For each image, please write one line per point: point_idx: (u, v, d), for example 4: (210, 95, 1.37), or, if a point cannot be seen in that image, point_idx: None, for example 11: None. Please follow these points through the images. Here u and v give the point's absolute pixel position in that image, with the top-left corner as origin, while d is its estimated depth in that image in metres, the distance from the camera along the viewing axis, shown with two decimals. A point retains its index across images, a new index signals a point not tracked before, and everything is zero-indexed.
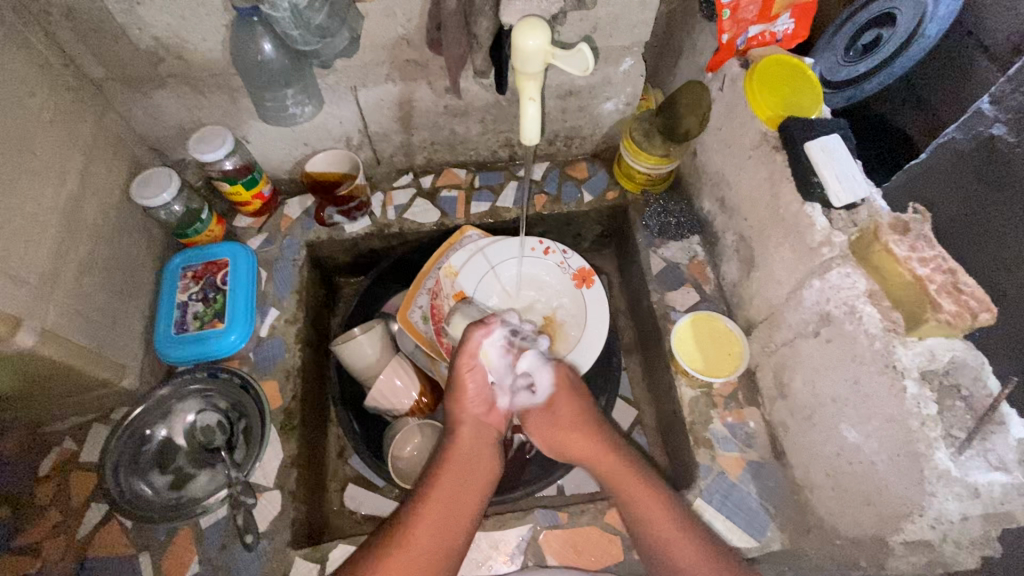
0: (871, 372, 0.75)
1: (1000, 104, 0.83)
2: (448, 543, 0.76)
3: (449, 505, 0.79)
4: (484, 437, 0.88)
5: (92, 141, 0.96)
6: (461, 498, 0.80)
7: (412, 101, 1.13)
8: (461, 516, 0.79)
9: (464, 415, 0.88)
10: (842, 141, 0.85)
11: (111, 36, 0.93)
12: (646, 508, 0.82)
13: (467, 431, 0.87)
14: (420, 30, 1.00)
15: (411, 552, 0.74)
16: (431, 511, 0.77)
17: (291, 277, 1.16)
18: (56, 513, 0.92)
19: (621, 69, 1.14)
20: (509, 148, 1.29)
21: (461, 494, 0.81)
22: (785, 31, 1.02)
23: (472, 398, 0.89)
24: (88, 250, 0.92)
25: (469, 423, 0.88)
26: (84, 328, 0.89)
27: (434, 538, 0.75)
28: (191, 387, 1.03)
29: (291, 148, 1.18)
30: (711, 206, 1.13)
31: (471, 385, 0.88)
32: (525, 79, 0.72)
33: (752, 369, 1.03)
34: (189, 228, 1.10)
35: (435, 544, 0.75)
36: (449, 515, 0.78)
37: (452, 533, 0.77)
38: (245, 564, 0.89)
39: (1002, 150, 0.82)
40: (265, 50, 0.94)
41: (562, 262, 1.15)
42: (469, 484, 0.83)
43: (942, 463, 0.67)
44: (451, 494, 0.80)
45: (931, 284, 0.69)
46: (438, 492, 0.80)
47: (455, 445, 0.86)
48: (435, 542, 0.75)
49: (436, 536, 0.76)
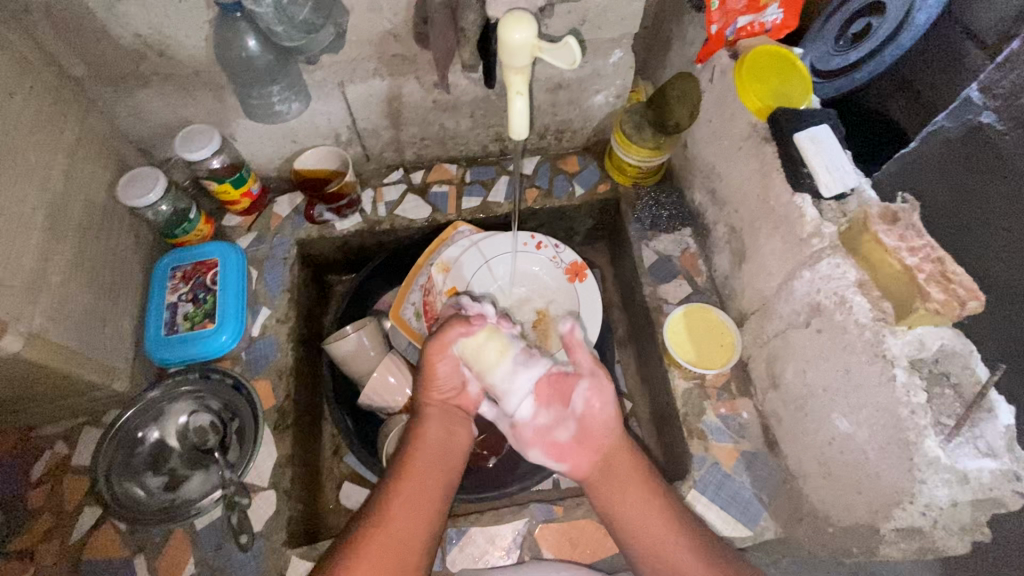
0: (861, 361, 0.76)
1: (989, 91, 0.81)
2: (423, 524, 0.75)
3: (420, 493, 0.77)
4: (450, 421, 0.87)
5: (75, 142, 0.95)
6: (431, 483, 0.79)
7: (401, 96, 1.13)
8: (432, 500, 0.78)
9: (433, 395, 0.88)
10: (830, 131, 0.85)
11: (92, 33, 0.92)
12: (609, 487, 0.82)
13: (434, 414, 0.87)
14: (407, 24, 0.99)
15: (388, 535, 0.72)
16: (403, 495, 0.77)
17: (281, 276, 1.15)
18: (49, 517, 0.92)
19: (610, 61, 1.13)
20: (500, 142, 1.28)
21: (433, 477, 0.80)
22: (774, 22, 0.99)
23: (441, 380, 0.89)
24: (75, 252, 0.91)
25: (437, 406, 0.88)
26: (73, 331, 0.89)
27: (408, 522, 0.74)
28: (183, 388, 1.03)
29: (280, 146, 1.18)
30: (702, 198, 1.13)
31: (444, 369, 0.88)
32: (513, 73, 0.71)
33: (744, 360, 1.04)
34: (177, 228, 1.10)
35: (411, 528, 0.74)
36: (421, 496, 0.77)
37: (426, 515, 0.76)
38: (241, 564, 0.89)
39: (994, 138, 0.82)
40: (250, 46, 0.93)
41: (554, 257, 1.15)
42: (439, 466, 0.82)
43: (931, 451, 0.67)
44: (422, 477, 0.79)
45: (920, 273, 0.69)
46: (408, 476, 0.79)
47: (423, 431, 0.85)
48: (410, 527, 0.74)
49: (410, 521, 0.74)
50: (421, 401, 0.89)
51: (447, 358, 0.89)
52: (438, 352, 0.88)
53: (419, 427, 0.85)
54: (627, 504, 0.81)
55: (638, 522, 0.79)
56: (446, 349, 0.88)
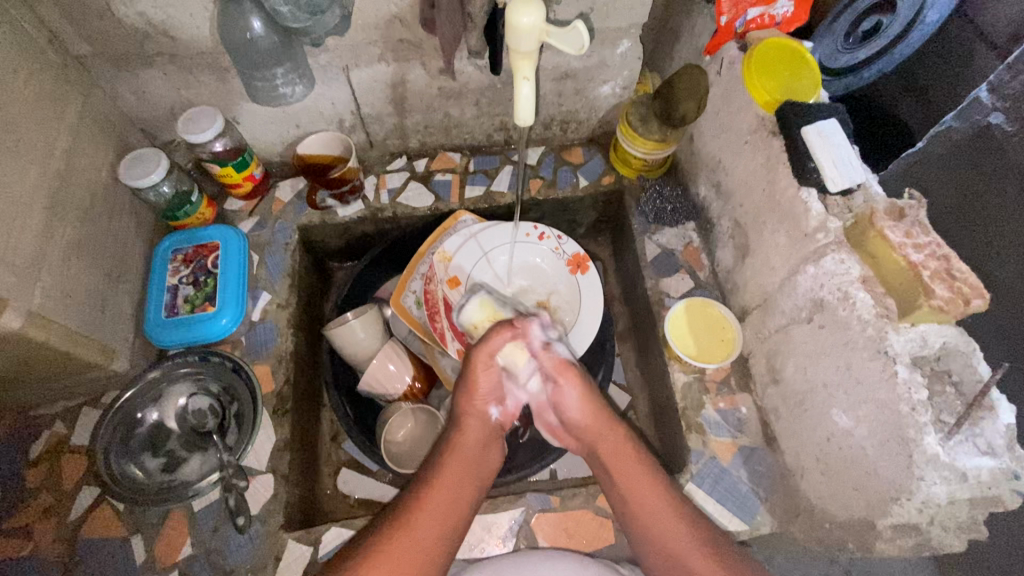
0: (862, 357, 0.76)
1: (998, 92, 0.87)
2: (451, 533, 0.74)
3: (448, 501, 0.76)
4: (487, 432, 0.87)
5: (78, 121, 0.95)
6: (462, 490, 0.78)
7: (406, 82, 1.12)
8: (462, 506, 0.77)
9: (472, 408, 0.87)
10: (838, 126, 0.84)
11: (95, 11, 0.91)
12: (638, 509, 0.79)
13: (473, 426, 0.86)
14: (414, 8, 0.99)
15: (412, 540, 0.71)
16: (433, 499, 0.75)
17: (282, 262, 1.14)
18: (47, 496, 0.92)
19: (618, 51, 1.13)
20: (504, 132, 1.27)
21: (468, 483, 0.79)
22: (785, 14, 1.00)
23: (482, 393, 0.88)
24: (75, 232, 0.91)
25: (477, 417, 0.87)
26: (73, 311, 0.88)
27: (437, 523, 0.74)
28: (182, 370, 1.02)
29: (283, 130, 1.17)
30: (707, 192, 1.13)
31: (484, 381, 0.87)
32: (519, 58, 0.70)
33: (744, 355, 1.03)
34: (179, 211, 1.09)
35: (439, 529, 0.73)
36: (451, 501, 0.76)
37: (454, 519, 0.75)
38: (237, 547, 0.89)
39: (1000, 138, 0.88)
40: (254, 27, 0.92)
41: (556, 248, 1.14)
42: (471, 474, 0.81)
43: (931, 448, 0.67)
44: (456, 484, 0.78)
45: (925, 270, 0.69)
46: (441, 481, 0.77)
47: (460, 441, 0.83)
48: (440, 529, 0.73)
49: (437, 525, 0.73)
50: (460, 410, 0.87)
51: (492, 370, 0.88)
52: (480, 367, 0.87)
53: (456, 435, 0.84)
54: (644, 502, 0.79)
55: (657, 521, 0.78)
56: (488, 363, 0.87)
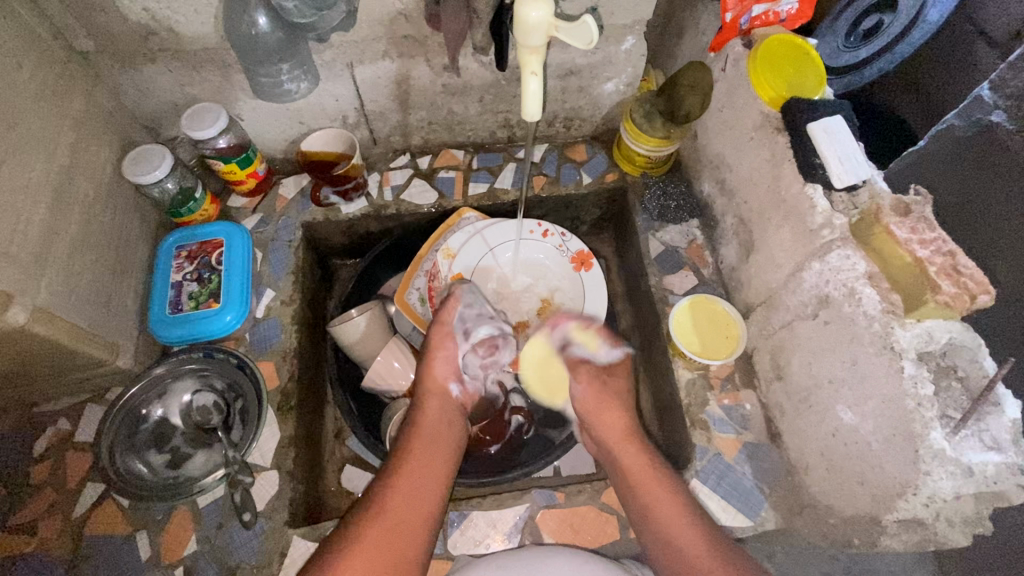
0: (868, 352, 0.76)
1: (1000, 90, 0.80)
2: (424, 510, 0.76)
3: (417, 476, 0.79)
4: (447, 410, 0.92)
5: (81, 116, 0.94)
6: (431, 467, 0.81)
7: (410, 78, 1.12)
8: (436, 485, 0.79)
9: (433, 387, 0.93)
10: (845, 123, 0.82)
11: (100, 6, 0.91)
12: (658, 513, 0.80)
13: (432, 407, 0.91)
14: (418, 5, 0.98)
15: (389, 522, 0.73)
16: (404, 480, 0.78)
17: (286, 258, 1.14)
18: (52, 492, 0.92)
19: (622, 48, 1.13)
20: (508, 129, 1.27)
21: (433, 459, 0.82)
22: (790, 11, 0.96)
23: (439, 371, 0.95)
24: (79, 228, 0.91)
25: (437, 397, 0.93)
26: (78, 306, 0.88)
27: (412, 503, 0.76)
28: (187, 366, 1.02)
29: (287, 127, 1.17)
30: (710, 189, 1.13)
31: (440, 358, 0.96)
32: (527, 53, 0.70)
33: (748, 351, 1.03)
34: (183, 207, 1.09)
35: (415, 509, 0.76)
36: (424, 482, 0.79)
37: (428, 497, 0.78)
38: (242, 542, 0.89)
39: (1002, 137, 0.80)
40: (259, 23, 0.92)
41: (560, 245, 1.14)
42: (439, 451, 0.84)
43: (936, 442, 0.68)
44: (422, 463, 0.81)
45: (931, 266, 0.69)
46: (410, 465, 0.80)
47: (420, 423, 0.87)
48: (411, 507, 0.76)
49: (410, 503, 0.76)
50: (421, 393, 0.93)
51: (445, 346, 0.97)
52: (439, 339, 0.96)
53: (418, 415, 0.89)
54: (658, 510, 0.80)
55: (661, 518, 0.79)
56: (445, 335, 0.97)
